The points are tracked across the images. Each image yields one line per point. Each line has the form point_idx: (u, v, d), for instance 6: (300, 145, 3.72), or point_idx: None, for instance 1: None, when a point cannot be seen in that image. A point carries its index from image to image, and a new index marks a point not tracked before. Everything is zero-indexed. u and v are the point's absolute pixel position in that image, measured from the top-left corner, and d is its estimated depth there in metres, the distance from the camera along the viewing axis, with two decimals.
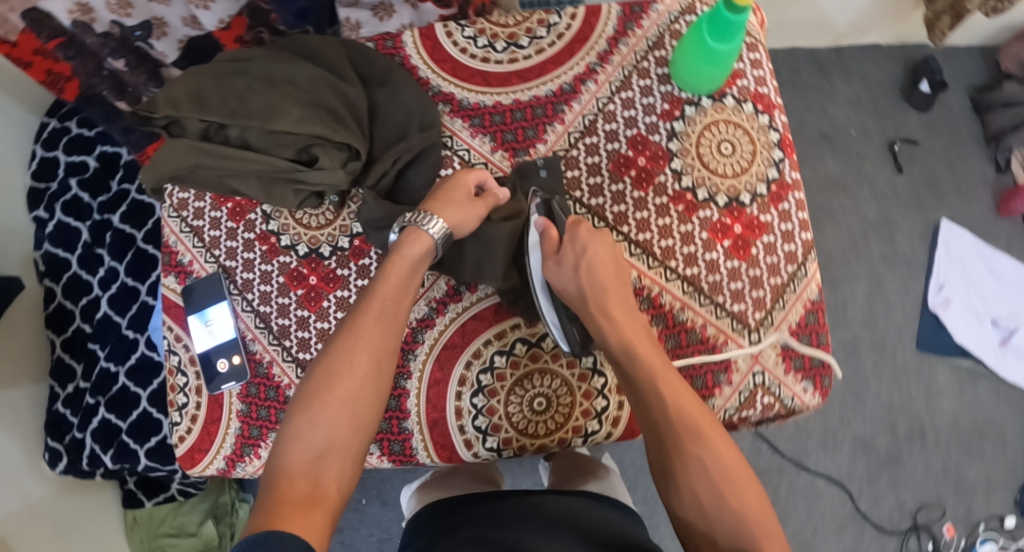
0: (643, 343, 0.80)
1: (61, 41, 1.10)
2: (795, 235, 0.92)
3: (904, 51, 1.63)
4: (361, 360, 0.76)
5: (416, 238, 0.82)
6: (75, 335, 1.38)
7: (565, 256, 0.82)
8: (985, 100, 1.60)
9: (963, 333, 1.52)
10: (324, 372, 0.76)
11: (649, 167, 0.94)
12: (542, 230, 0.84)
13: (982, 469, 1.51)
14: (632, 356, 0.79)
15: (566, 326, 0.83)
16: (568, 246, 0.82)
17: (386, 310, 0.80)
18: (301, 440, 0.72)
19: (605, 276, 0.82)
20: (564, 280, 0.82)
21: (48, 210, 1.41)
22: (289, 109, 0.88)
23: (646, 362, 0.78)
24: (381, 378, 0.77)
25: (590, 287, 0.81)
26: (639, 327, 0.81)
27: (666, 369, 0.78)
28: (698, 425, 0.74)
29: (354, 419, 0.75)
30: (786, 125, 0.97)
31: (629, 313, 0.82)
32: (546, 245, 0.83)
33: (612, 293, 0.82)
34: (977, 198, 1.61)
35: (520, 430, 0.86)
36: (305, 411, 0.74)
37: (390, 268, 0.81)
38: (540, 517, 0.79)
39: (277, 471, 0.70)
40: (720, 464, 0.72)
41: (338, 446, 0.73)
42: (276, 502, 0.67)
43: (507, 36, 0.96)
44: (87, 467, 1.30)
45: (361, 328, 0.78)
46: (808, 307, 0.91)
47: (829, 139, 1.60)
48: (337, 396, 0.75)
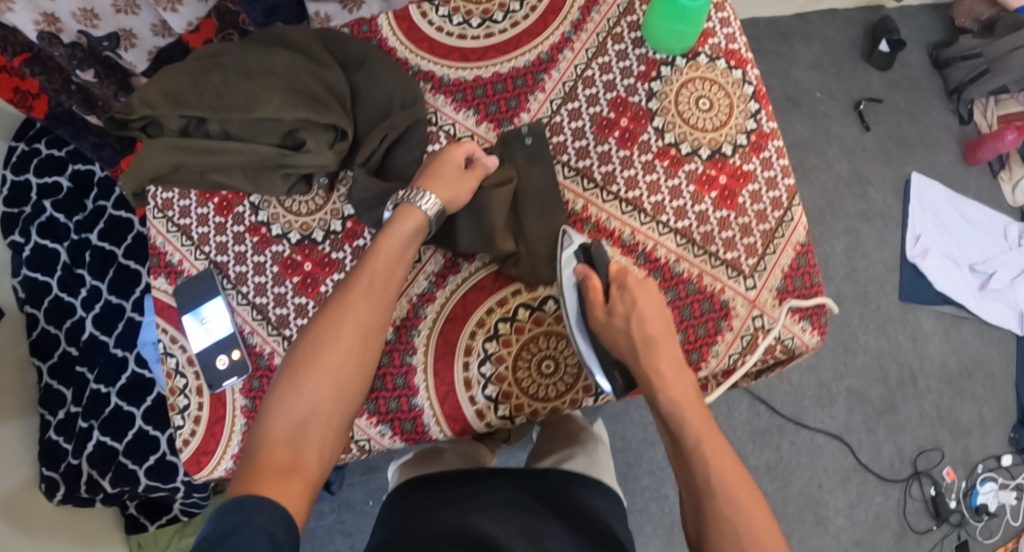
0: (691, 405, 0.79)
1: (26, 57, 1.11)
2: (779, 181, 0.93)
3: (858, 14, 1.69)
4: (347, 333, 0.77)
5: (406, 216, 0.82)
6: (62, 360, 1.35)
7: (615, 307, 0.82)
8: (944, 55, 1.66)
9: (943, 280, 1.56)
10: (311, 343, 0.76)
11: (631, 127, 0.95)
12: (583, 279, 0.83)
13: (974, 409, 1.55)
14: (679, 416, 0.78)
15: (609, 369, 0.83)
16: (618, 298, 0.82)
17: (374, 283, 0.80)
18: (283, 409, 0.73)
19: (656, 331, 0.81)
20: (615, 333, 0.82)
21: (24, 234, 1.38)
22: (270, 96, 0.88)
23: (691, 427, 0.77)
24: (367, 351, 0.78)
25: (639, 338, 0.81)
26: (690, 386, 0.80)
27: (712, 437, 0.77)
28: (738, 497, 0.73)
29: (339, 390, 0.76)
30: (760, 79, 0.98)
31: (679, 369, 0.81)
32: (591, 296, 0.82)
33: (663, 348, 0.81)
34: (944, 149, 1.65)
35: (531, 396, 0.85)
36: (290, 381, 0.75)
37: (379, 244, 0.81)
38: (532, 507, 0.82)
39: (259, 437, 0.72)
40: (757, 541, 0.71)
41: (320, 416, 0.74)
42: (256, 468, 0.69)
43: (481, 12, 0.97)
44: (86, 494, 1.29)
45: (349, 300, 0.78)
46: (798, 250, 0.92)
47: (794, 102, 1.63)
48: (321, 367, 0.75)
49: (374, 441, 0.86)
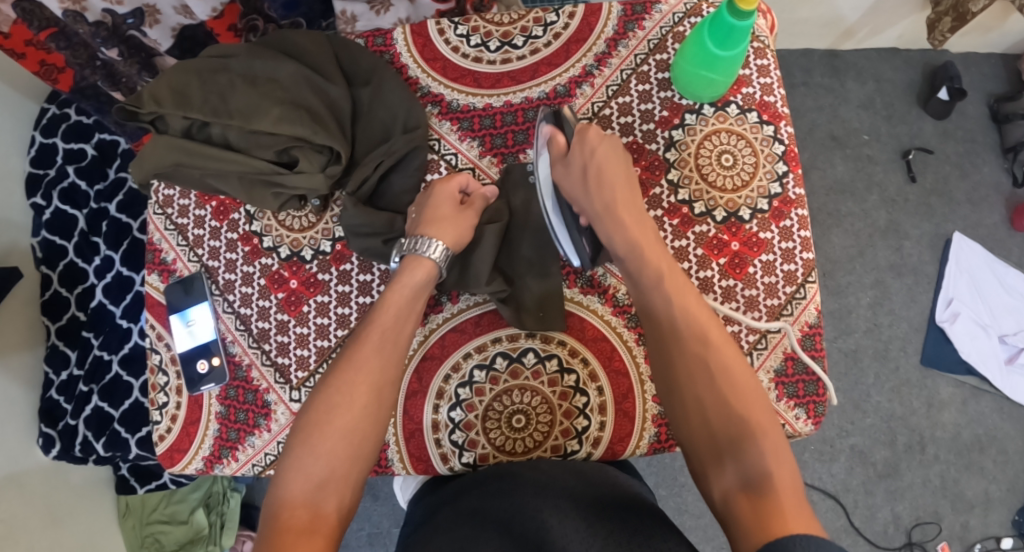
0: (651, 246, 0.81)
1: (51, 32, 1.06)
2: (796, 255, 0.87)
3: (921, 56, 1.58)
4: (362, 392, 0.75)
5: (416, 266, 0.81)
6: (70, 323, 1.34)
7: (572, 158, 0.83)
8: (1005, 109, 1.53)
9: (969, 347, 1.46)
10: (325, 403, 0.74)
11: (643, 177, 0.90)
12: (550, 138, 0.85)
13: (981, 485, 1.45)
14: (639, 256, 0.80)
15: (575, 236, 0.84)
16: (578, 149, 0.84)
17: (386, 339, 0.78)
18: (302, 471, 0.71)
19: (612, 178, 0.83)
20: (572, 181, 0.83)
21: (46, 198, 1.37)
22: (270, 108, 0.86)
23: (653, 265, 0.79)
24: (381, 409, 0.76)
25: (594, 181, 0.82)
26: (647, 226, 0.82)
27: (675, 275, 0.80)
28: (705, 332, 0.76)
29: (355, 451, 0.73)
30: (793, 137, 0.91)
31: (639, 217, 0.82)
32: (553, 150, 0.85)
33: (620, 195, 0.82)
34: (991, 209, 1.54)
35: (497, 446, 0.84)
36: (304, 443, 0.73)
37: (390, 297, 0.80)
38: (533, 485, 0.75)
39: (276, 501, 0.70)
40: (729, 374, 0.74)
41: (337, 478, 0.71)
42: (277, 534, 0.67)
43: (501, 35, 0.93)
44: (79, 454, 1.26)
45: (361, 358, 0.76)
46: (805, 331, 0.87)
47: (839, 142, 1.56)
48: (336, 428, 0.73)
49: None
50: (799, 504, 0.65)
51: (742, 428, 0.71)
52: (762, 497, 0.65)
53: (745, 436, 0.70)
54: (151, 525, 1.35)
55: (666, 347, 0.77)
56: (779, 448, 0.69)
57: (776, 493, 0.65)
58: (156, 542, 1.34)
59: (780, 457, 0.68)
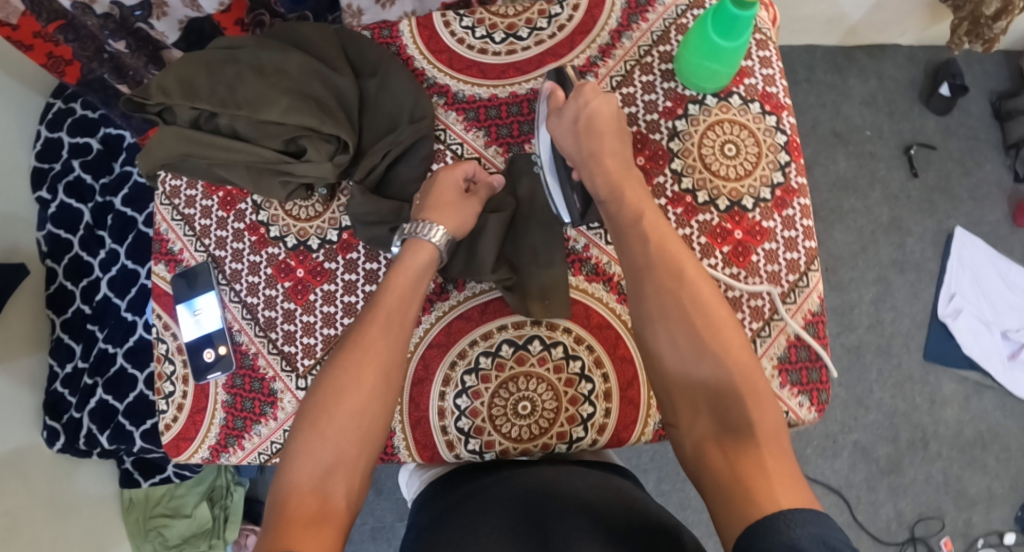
0: (632, 190, 0.82)
1: (60, 23, 1.07)
2: (798, 243, 0.88)
3: (923, 53, 1.58)
4: (368, 373, 0.75)
5: (416, 249, 0.82)
6: (75, 316, 1.34)
7: (566, 109, 0.84)
8: (1007, 106, 1.54)
9: (971, 344, 1.47)
10: (332, 387, 0.74)
11: (648, 166, 0.91)
12: (551, 94, 0.87)
13: (984, 481, 1.45)
14: (619, 200, 0.81)
15: (565, 189, 0.86)
16: (571, 99, 0.85)
17: (392, 322, 0.78)
18: (309, 457, 0.71)
19: (602, 125, 0.84)
20: (563, 130, 0.84)
21: (51, 191, 1.37)
22: (278, 98, 0.87)
23: (633, 208, 0.80)
24: (388, 392, 0.76)
25: (584, 129, 0.83)
26: (631, 173, 0.83)
27: (654, 216, 0.80)
28: (681, 269, 0.77)
29: (363, 435, 0.73)
30: (795, 128, 0.92)
31: (623, 162, 0.84)
32: (552, 104, 0.86)
33: (608, 143, 0.83)
34: (993, 206, 1.54)
35: (503, 433, 0.84)
36: (311, 427, 0.73)
37: (393, 280, 0.80)
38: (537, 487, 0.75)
39: (285, 487, 0.69)
40: (705, 312, 0.74)
41: (346, 463, 0.71)
42: (285, 522, 0.66)
43: (506, 26, 0.94)
44: (84, 447, 1.27)
45: (368, 341, 0.77)
46: (808, 319, 0.87)
47: (842, 139, 1.56)
48: (343, 411, 0.73)
49: None
50: (777, 452, 0.67)
51: (714, 368, 0.71)
52: (737, 446, 0.67)
53: (718, 376, 0.71)
54: (154, 518, 1.35)
55: (640, 282, 0.77)
56: (754, 388, 0.70)
57: (753, 441, 0.67)
58: (159, 536, 1.35)
59: (754, 400, 0.70)
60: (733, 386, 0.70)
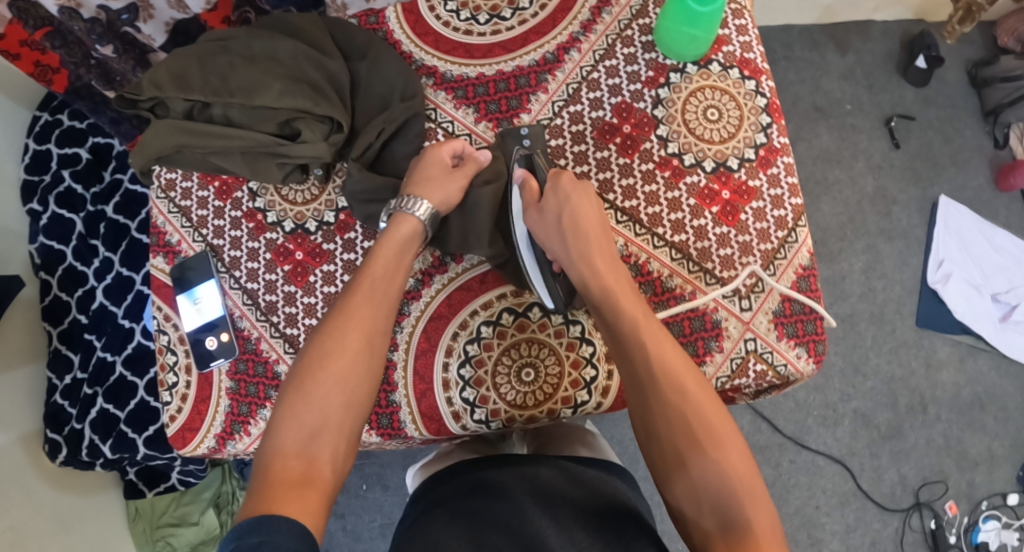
0: (626, 296, 0.80)
1: (46, 30, 1.07)
2: (785, 200, 0.90)
3: (898, 27, 1.61)
4: (353, 339, 0.76)
5: (400, 222, 0.83)
6: (71, 327, 1.34)
7: (547, 205, 0.83)
8: (983, 74, 1.57)
9: (962, 307, 1.48)
10: (317, 351, 0.76)
11: (634, 135, 0.93)
12: (523, 181, 0.86)
13: (983, 442, 1.47)
14: (613, 305, 0.79)
15: (549, 282, 0.84)
16: (551, 195, 0.83)
17: (376, 291, 0.80)
18: (295, 420, 0.72)
19: (587, 227, 0.82)
20: (547, 228, 0.83)
21: (43, 203, 1.37)
22: (271, 83, 0.88)
23: (628, 314, 0.78)
24: (374, 357, 0.77)
25: (569, 229, 0.81)
26: (622, 277, 0.81)
27: (649, 322, 0.78)
28: (681, 380, 0.74)
29: (348, 400, 0.74)
30: (775, 91, 0.94)
31: (612, 264, 0.82)
32: (528, 195, 0.85)
33: (594, 242, 0.82)
34: (976, 172, 1.57)
35: (508, 401, 0.85)
36: (296, 391, 0.74)
37: (378, 251, 0.82)
38: (534, 491, 0.77)
39: (269, 451, 0.70)
40: (710, 430, 0.71)
41: (331, 427, 0.72)
42: (269, 485, 0.67)
43: (489, 8, 0.96)
44: (86, 458, 1.26)
45: (352, 308, 0.78)
46: (799, 273, 0.89)
47: (823, 113, 1.58)
48: (329, 375, 0.74)
49: None
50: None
51: (717, 476, 0.69)
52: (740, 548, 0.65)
53: (722, 485, 0.69)
54: (160, 528, 1.33)
55: (641, 398, 0.75)
56: (759, 498, 0.68)
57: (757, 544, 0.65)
58: (167, 545, 1.32)
59: (756, 503, 0.68)
60: (742, 503, 0.68)
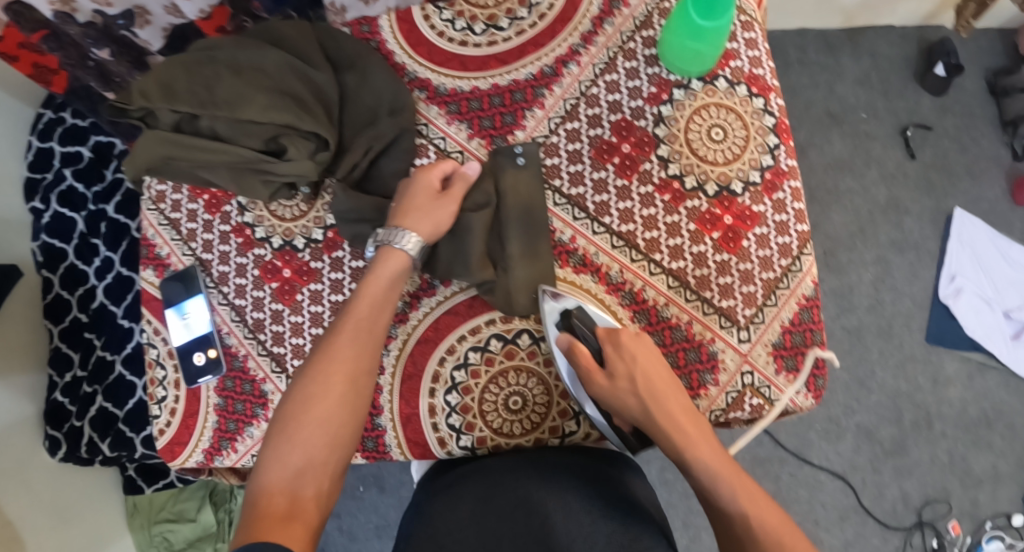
0: (715, 454, 0.76)
1: (43, 33, 1.03)
2: (790, 227, 0.86)
3: (916, 32, 1.56)
4: (337, 382, 0.76)
5: (389, 257, 0.81)
6: (72, 325, 1.30)
7: (615, 371, 0.79)
8: (1003, 83, 1.52)
9: (973, 324, 1.45)
10: (302, 394, 0.75)
11: (633, 154, 0.89)
12: (569, 348, 0.81)
13: (989, 461, 1.44)
14: (706, 471, 0.75)
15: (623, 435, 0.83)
16: (617, 358, 0.80)
17: (361, 329, 0.79)
18: (279, 460, 0.72)
19: (663, 387, 0.79)
20: (621, 396, 0.79)
21: (44, 201, 1.33)
22: (255, 95, 0.86)
23: (717, 471, 0.75)
24: (358, 398, 0.77)
25: (647, 394, 0.78)
26: (709, 435, 0.78)
27: (738, 475, 0.75)
28: (774, 526, 0.70)
29: (332, 438, 0.74)
30: (785, 109, 0.89)
31: (696, 421, 0.78)
32: (585, 365, 0.80)
33: (674, 404, 0.78)
34: (992, 183, 1.52)
35: (495, 429, 0.84)
36: (282, 433, 0.74)
37: (365, 288, 0.81)
38: (540, 472, 0.78)
39: (257, 489, 0.70)
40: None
41: (316, 467, 0.72)
42: (255, 520, 0.67)
43: (486, 17, 0.93)
44: (87, 455, 1.23)
45: (337, 349, 0.77)
46: (803, 304, 0.85)
47: (836, 120, 1.54)
48: (314, 417, 0.74)
49: None
50: None
51: None
52: None
53: None
54: (158, 523, 1.30)
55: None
56: None
57: None
58: (164, 541, 1.29)
59: None
60: None
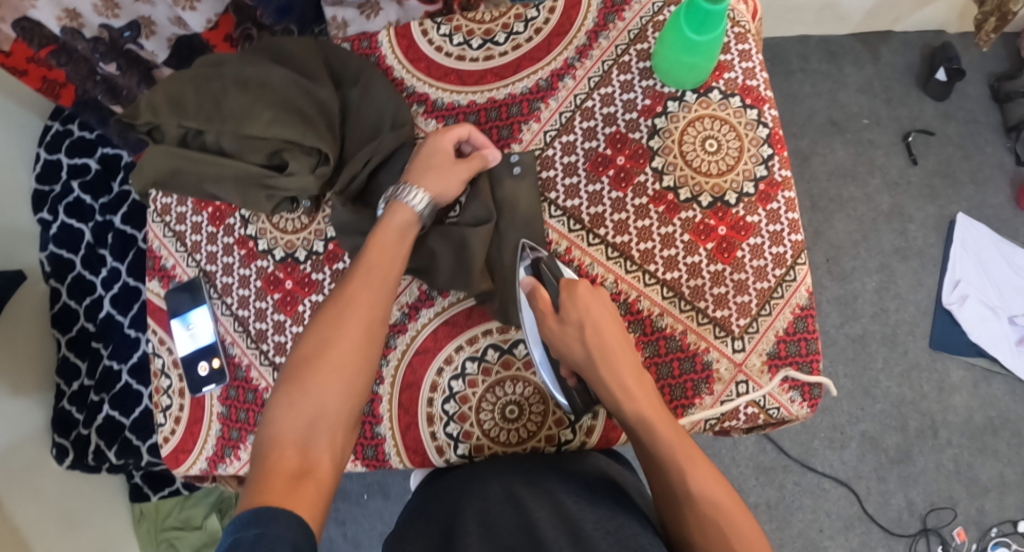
0: (659, 412, 0.77)
1: (52, 49, 1.06)
2: (784, 237, 0.87)
3: (918, 38, 1.56)
4: (350, 329, 0.77)
5: (399, 212, 0.83)
6: (80, 334, 1.32)
7: (568, 317, 0.80)
8: (1005, 88, 1.52)
9: (978, 330, 1.44)
10: (316, 339, 0.77)
11: (628, 166, 0.90)
12: (531, 292, 0.82)
13: (996, 468, 1.42)
14: (648, 426, 0.76)
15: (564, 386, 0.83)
16: (569, 307, 0.81)
17: (375, 277, 0.80)
18: (292, 409, 0.74)
19: (611, 340, 0.80)
20: (569, 342, 0.80)
21: (53, 212, 1.35)
22: (260, 112, 0.88)
23: (659, 429, 0.76)
24: (372, 347, 0.78)
25: (594, 343, 0.80)
26: (654, 393, 0.79)
27: (682, 437, 0.76)
28: (714, 490, 0.73)
29: (346, 388, 0.76)
30: (778, 120, 0.90)
31: (641, 377, 0.80)
32: (540, 307, 0.81)
33: (621, 356, 0.80)
34: (996, 189, 1.52)
35: (493, 438, 0.86)
36: (295, 382, 0.75)
37: (377, 239, 0.82)
38: (524, 472, 0.80)
39: (268, 439, 0.72)
40: (726, 515, 0.71)
41: (329, 417, 0.74)
42: (269, 474, 0.69)
43: (483, 32, 0.94)
44: (93, 462, 1.24)
45: (352, 298, 0.79)
46: (796, 313, 0.86)
47: (838, 127, 1.54)
48: (327, 365, 0.76)
49: None
50: None
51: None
52: None
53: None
54: (165, 530, 1.31)
55: (659, 496, 0.76)
56: None
57: None
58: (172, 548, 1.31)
59: None
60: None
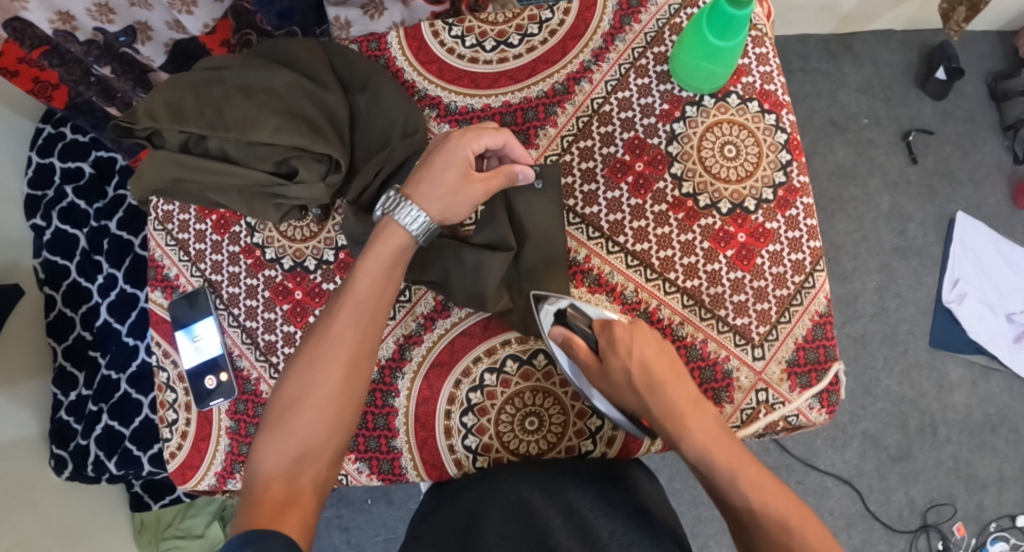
0: (705, 426, 0.75)
1: (44, 49, 1.01)
2: (803, 243, 0.86)
3: (917, 37, 1.56)
4: (336, 366, 0.74)
5: (390, 232, 0.78)
6: (76, 343, 1.29)
7: (610, 365, 0.78)
8: (1003, 87, 1.52)
9: (976, 328, 1.45)
10: (301, 377, 0.74)
11: (646, 173, 0.89)
12: (566, 342, 0.80)
13: (994, 464, 1.44)
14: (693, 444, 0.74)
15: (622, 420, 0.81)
16: (609, 351, 0.78)
17: (362, 311, 0.76)
18: (276, 449, 0.71)
19: (660, 374, 0.77)
20: (618, 389, 0.78)
21: (45, 218, 1.31)
22: (266, 119, 0.85)
23: (700, 438, 0.74)
24: (357, 381, 0.75)
25: (643, 387, 0.77)
26: (705, 413, 0.76)
27: (725, 445, 0.73)
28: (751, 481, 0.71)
29: (331, 423, 0.73)
30: (796, 125, 0.89)
31: (694, 403, 0.76)
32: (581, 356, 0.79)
33: (671, 386, 0.77)
34: (994, 188, 1.53)
35: (512, 450, 0.85)
36: (278, 420, 0.73)
37: (365, 267, 0.77)
38: (540, 475, 0.78)
39: (253, 477, 0.71)
40: (762, 498, 0.69)
41: (315, 452, 0.72)
42: (253, 508, 0.68)
43: (496, 34, 0.92)
44: (92, 473, 1.20)
45: (336, 332, 0.75)
46: (815, 320, 0.86)
47: (839, 127, 1.54)
48: (312, 402, 0.73)
49: (352, 476, 0.87)
50: None
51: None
52: None
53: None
54: (166, 540, 1.28)
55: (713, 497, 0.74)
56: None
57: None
58: None
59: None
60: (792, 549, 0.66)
